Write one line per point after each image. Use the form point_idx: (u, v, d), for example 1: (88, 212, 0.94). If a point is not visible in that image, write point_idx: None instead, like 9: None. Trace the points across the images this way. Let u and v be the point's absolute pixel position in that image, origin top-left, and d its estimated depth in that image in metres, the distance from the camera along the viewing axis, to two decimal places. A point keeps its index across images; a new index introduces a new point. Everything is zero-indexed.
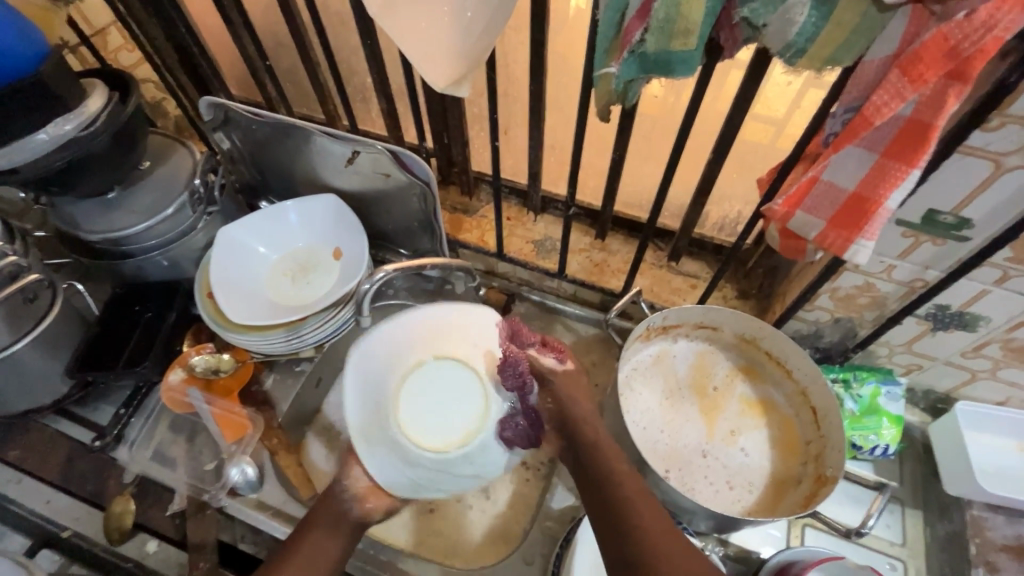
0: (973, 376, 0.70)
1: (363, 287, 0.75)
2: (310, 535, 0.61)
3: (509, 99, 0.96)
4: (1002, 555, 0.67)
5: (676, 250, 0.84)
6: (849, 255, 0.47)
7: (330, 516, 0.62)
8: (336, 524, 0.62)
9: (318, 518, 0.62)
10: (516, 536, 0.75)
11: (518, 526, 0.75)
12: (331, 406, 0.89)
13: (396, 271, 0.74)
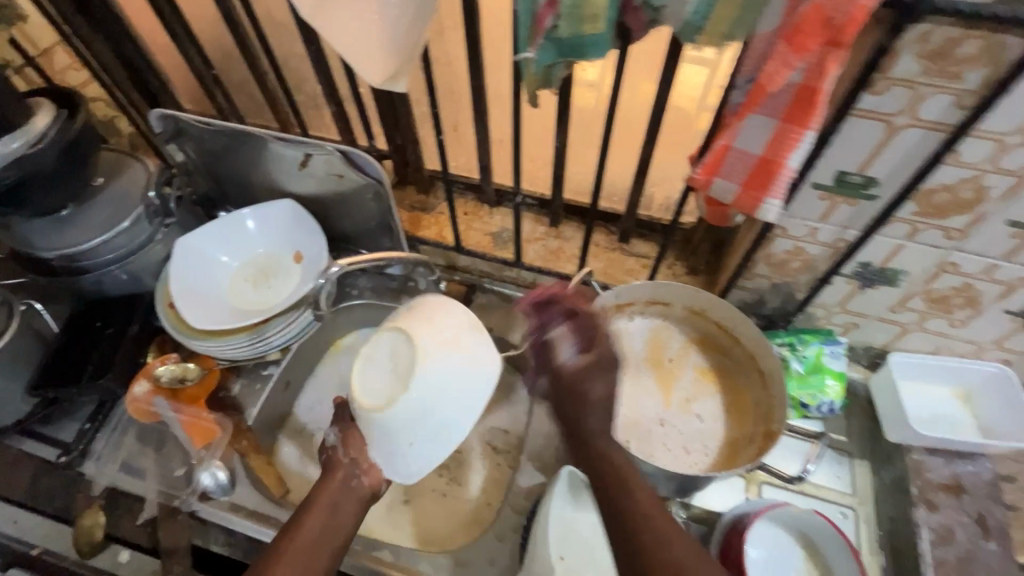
0: (903, 329, 0.74)
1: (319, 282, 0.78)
2: (306, 525, 0.57)
3: (459, 97, 0.99)
4: (942, 494, 0.71)
5: (625, 232, 0.88)
6: (761, 214, 0.51)
7: (325, 494, 0.59)
8: (332, 496, 0.60)
9: (312, 501, 0.59)
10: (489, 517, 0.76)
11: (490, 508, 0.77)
12: (302, 407, 0.91)
13: (349, 265, 0.77)
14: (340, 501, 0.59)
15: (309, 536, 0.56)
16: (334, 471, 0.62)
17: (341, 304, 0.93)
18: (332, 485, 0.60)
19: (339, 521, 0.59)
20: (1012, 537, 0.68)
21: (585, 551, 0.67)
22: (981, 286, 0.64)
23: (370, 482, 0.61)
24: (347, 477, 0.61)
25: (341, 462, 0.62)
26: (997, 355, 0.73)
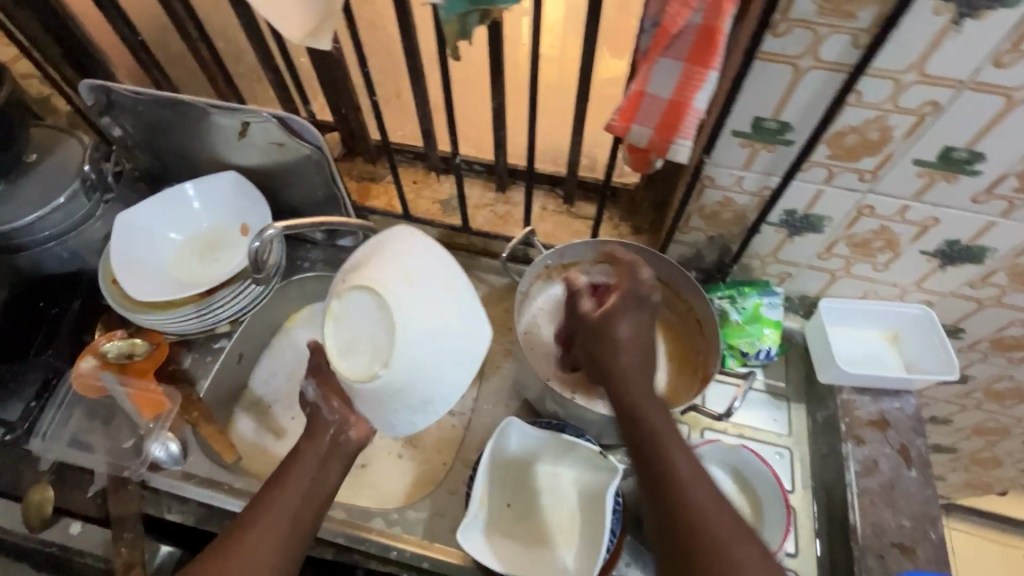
0: (833, 276, 0.78)
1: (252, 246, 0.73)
2: (296, 467, 0.57)
3: None
4: (868, 429, 0.74)
5: (570, 194, 0.89)
6: (674, 155, 0.53)
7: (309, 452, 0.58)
8: (318, 456, 0.58)
9: (296, 458, 0.58)
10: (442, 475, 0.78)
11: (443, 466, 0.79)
12: (257, 380, 0.91)
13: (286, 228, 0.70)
14: (325, 463, 0.58)
15: (293, 496, 0.56)
16: (317, 424, 0.60)
17: (292, 276, 0.93)
18: (316, 444, 0.58)
19: (324, 482, 0.58)
20: (931, 465, 0.72)
21: (527, 492, 0.70)
22: (897, 228, 0.67)
23: (358, 436, 0.60)
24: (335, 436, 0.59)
25: (325, 421, 0.59)
26: (919, 297, 0.77)
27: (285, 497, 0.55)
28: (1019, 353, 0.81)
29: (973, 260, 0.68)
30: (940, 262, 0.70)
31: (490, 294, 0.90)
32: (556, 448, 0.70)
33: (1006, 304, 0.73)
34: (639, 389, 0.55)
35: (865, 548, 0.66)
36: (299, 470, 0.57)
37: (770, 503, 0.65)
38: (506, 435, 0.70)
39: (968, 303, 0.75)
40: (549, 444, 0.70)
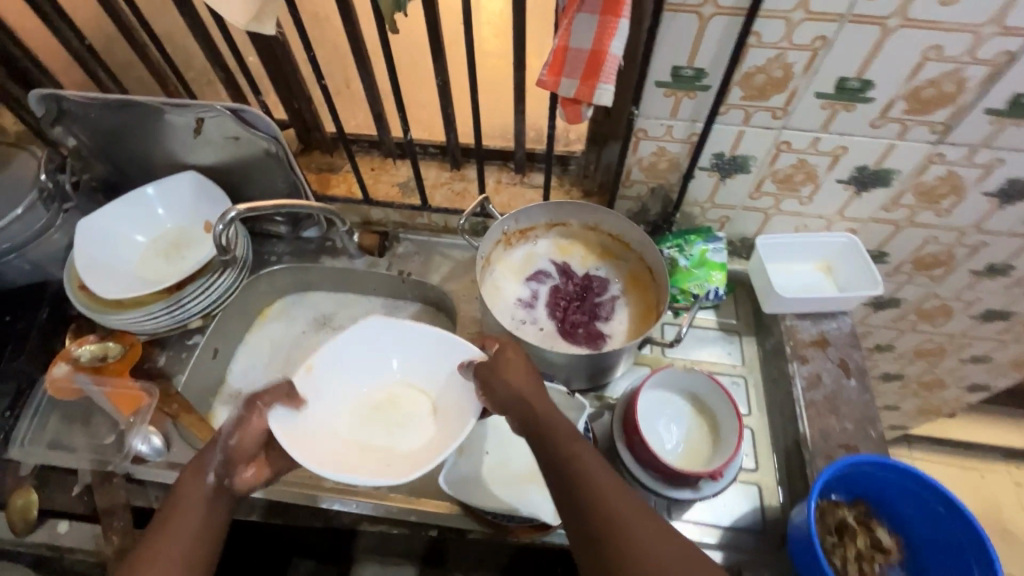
0: (766, 214, 0.85)
1: (217, 230, 0.76)
2: (176, 518, 0.56)
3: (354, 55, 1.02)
4: (810, 349, 0.81)
5: (520, 165, 0.95)
6: (599, 99, 0.57)
7: (192, 489, 0.58)
8: (204, 495, 0.58)
9: (181, 504, 0.57)
10: None
11: None
12: (235, 373, 0.94)
13: (249, 209, 0.74)
14: (213, 499, 0.58)
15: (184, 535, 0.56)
16: (205, 457, 0.60)
17: (260, 270, 0.96)
18: (199, 488, 0.58)
19: (216, 519, 0.58)
20: (869, 374, 0.79)
21: (501, 440, 0.76)
22: (813, 160, 0.74)
23: (252, 475, 0.60)
24: (220, 473, 0.59)
25: (212, 457, 0.59)
26: (844, 226, 0.84)
27: (175, 543, 0.55)
28: (937, 270, 0.89)
29: (883, 184, 0.76)
30: (855, 188, 0.77)
31: (455, 268, 0.96)
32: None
33: (918, 223, 0.81)
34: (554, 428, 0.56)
35: (816, 450, 0.72)
36: (182, 514, 0.56)
37: (726, 421, 0.70)
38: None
39: (886, 226, 0.83)
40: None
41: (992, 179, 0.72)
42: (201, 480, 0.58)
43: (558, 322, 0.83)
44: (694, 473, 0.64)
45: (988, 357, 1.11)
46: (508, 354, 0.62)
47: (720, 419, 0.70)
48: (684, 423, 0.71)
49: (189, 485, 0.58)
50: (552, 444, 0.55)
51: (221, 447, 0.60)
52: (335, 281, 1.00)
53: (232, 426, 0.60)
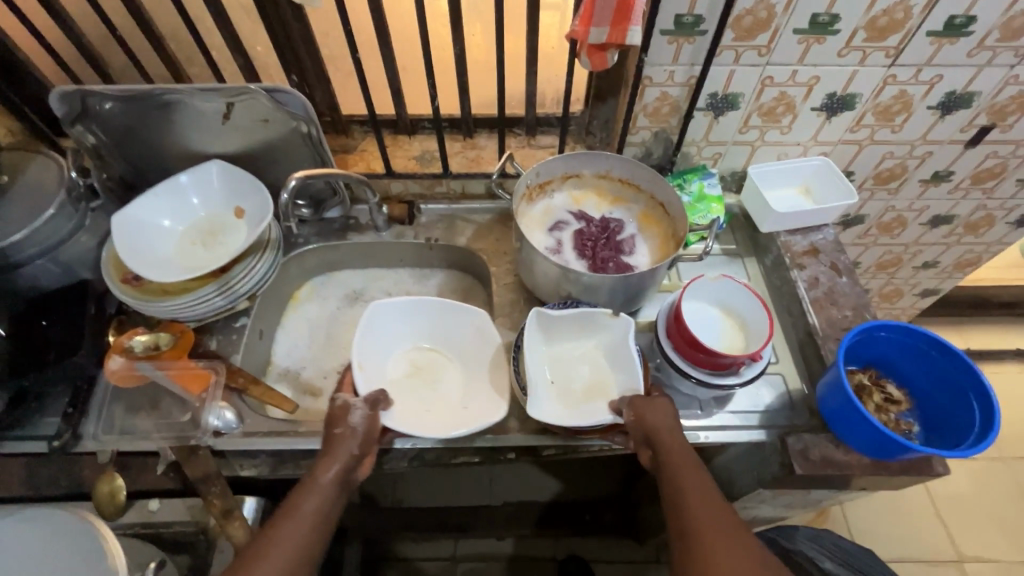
0: (753, 147, 0.97)
1: (282, 198, 0.87)
2: (304, 503, 0.64)
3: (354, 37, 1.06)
4: (806, 257, 0.93)
5: (529, 128, 1.02)
6: (630, 40, 0.67)
7: (328, 472, 0.67)
8: (329, 484, 0.66)
9: (305, 489, 0.65)
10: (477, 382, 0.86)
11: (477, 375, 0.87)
12: (280, 353, 0.97)
13: (305, 177, 0.85)
14: (333, 491, 0.66)
15: (310, 514, 0.63)
16: (337, 442, 0.70)
17: (292, 252, 0.99)
18: (325, 477, 0.66)
19: (330, 510, 0.65)
20: (855, 272, 0.92)
21: (560, 367, 0.83)
22: (792, 92, 0.86)
23: (363, 475, 0.71)
24: (343, 470, 0.68)
25: (345, 451, 0.69)
26: (818, 151, 0.98)
27: (296, 527, 0.61)
28: (894, 184, 1.05)
29: (848, 108, 0.89)
30: (827, 114, 0.90)
31: (479, 230, 1.03)
32: (579, 320, 0.82)
33: (878, 140, 0.95)
34: (672, 453, 0.69)
35: (826, 336, 0.84)
36: (309, 495, 0.64)
37: (750, 316, 0.81)
38: (533, 327, 0.81)
39: (852, 147, 0.97)
40: (573, 318, 0.81)
41: (934, 94, 0.87)
42: (329, 470, 0.67)
43: (588, 260, 0.92)
44: (740, 357, 0.75)
45: (936, 261, 1.30)
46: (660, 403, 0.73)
47: (744, 315, 0.82)
48: (717, 326, 0.82)
49: (321, 472, 0.67)
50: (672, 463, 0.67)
51: (356, 438, 0.70)
52: (362, 255, 1.05)
53: (362, 420, 0.72)
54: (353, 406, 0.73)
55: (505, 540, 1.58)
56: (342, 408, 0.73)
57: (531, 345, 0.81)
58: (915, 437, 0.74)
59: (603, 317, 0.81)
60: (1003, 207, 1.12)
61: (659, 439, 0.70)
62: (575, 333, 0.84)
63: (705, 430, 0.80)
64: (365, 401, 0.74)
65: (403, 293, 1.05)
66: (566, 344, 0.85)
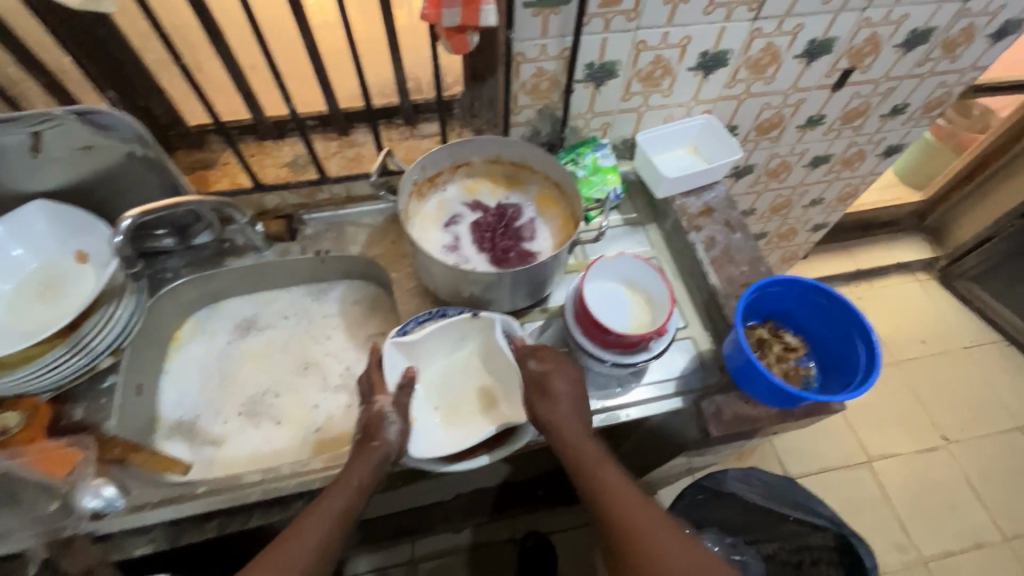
0: (639, 113, 0.96)
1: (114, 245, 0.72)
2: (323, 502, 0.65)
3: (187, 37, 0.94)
4: (702, 218, 0.95)
5: (408, 118, 0.95)
6: (485, 20, 0.61)
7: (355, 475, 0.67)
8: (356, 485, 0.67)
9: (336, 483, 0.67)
10: (466, 398, 0.81)
11: (460, 396, 0.81)
12: (168, 405, 0.87)
13: (143, 215, 0.72)
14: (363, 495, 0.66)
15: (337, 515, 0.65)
16: (371, 446, 0.69)
17: (160, 290, 0.88)
18: (354, 475, 0.67)
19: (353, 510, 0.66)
20: (748, 226, 0.95)
21: (442, 389, 0.82)
22: (667, 54, 0.85)
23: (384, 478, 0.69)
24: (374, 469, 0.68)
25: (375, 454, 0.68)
26: (700, 109, 0.98)
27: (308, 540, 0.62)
28: (774, 132, 1.08)
29: (722, 65, 0.89)
30: (703, 73, 0.90)
31: (373, 234, 0.96)
32: (444, 333, 0.80)
33: (754, 93, 0.97)
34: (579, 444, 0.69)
35: (727, 294, 0.86)
36: (335, 496, 0.66)
37: (648, 279, 0.82)
38: (400, 358, 0.79)
39: (731, 102, 0.98)
40: (435, 334, 0.79)
41: (798, 43, 0.89)
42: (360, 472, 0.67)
43: (488, 253, 0.88)
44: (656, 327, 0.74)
45: (821, 198, 1.38)
46: (552, 390, 0.71)
47: (641, 282, 0.82)
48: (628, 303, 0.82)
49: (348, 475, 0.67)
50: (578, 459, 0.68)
51: (390, 451, 0.69)
52: (246, 280, 0.95)
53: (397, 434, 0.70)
54: (387, 419, 0.71)
55: (462, 532, 1.57)
56: (377, 418, 0.71)
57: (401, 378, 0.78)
58: (813, 379, 0.78)
59: (464, 323, 0.80)
60: (872, 141, 1.19)
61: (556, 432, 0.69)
62: (443, 347, 0.83)
63: (625, 408, 0.80)
64: (396, 412, 0.72)
65: (301, 314, 0.97)
66: (440, 359, 0.83)
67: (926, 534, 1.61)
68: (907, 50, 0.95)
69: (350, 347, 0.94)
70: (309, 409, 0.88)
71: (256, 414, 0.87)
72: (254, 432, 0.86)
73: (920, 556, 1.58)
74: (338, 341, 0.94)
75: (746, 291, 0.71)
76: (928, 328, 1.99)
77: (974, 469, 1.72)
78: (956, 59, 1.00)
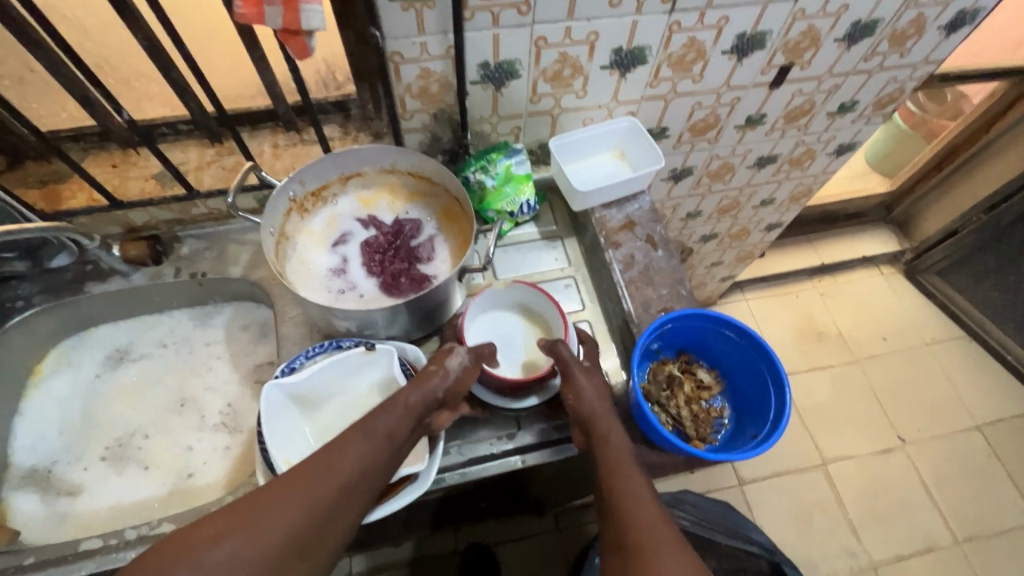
0: (553, 116, 0.86)
1: None
2: (340, 453, 0.55)
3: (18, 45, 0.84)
4: (622, 234, 0.86)
5: (292, 122, 0.84)
6: (309, 24, 0.52)
7: (350, 457, 0.55)
8: (378, 440, 0.57)
9: (347, 438, 0.57)
10: None
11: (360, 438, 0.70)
12: (21, 450, 0.78)
13: None
14: (387, 449, 0.58)
15: (321, 498, 0.53)
16: (428, 382, 0.63)
17: (6, 323, 0.77)
18: (377, 427, 0.58)
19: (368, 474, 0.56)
20: (672, 242, 0.86)
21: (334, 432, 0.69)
22: (573, 52, 0.75)
23: (392, 432, 0.58)
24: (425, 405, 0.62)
25: (434, 384, 0.63)
26: (623, 111, 0.88)
27: (312, 493, 0.52)
28: (711, 133, 0.99)
29: (640, 62, 0.79)
30: (620, 72, 0.80)
31: (257, 253, 0.86)
32: (337, 369, 0.68)
33: (682, 93, 0.87)
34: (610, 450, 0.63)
35: (641, 322, 0.78)
36: (354, 447, 0.56)
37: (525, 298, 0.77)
38: (282, 402, 0.66)
39: (658, 103, 0.88)
40: (326, 370, 0.67)
41: (724, 37, 0.78)
42: (378, 427, 0.58)
43: (378, 278, 0.79)
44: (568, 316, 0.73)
45: (772, 198, 1.29)
46: (584, 390, 0.66)
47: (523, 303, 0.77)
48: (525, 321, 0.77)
49: (343, 449, 0.55)
50: (608, 462, 0.62)
51: (445, 381, 0.64)
52: (114, 306, 0.85)
53: (459, 369, 0.65)
54: (453, 351, 0.67)
55: (403, 545, 1.52)
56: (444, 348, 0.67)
57: (281, 424, 0.65)
58: (725, 422, 0.72)
59: (360, 357, 0.69)
60: (821, 140, 1.10)
61: (592, 429, 0.64)
62: (337, 384, 0.70)
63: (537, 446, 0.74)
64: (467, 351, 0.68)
65: (181, 342, 0.87)
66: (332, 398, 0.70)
67: (877, 538, 1.58)
68: (851, 44, 0.86)
69: (233, 380, 0.85)
70: (181, 452, 0.79)
71: (121, 459, 0.79)
72: (117, 479, 0.77)
73: (870, 561, 1.55)
74: (219, 372, 0.85)
75: (643, 331, 0.63)
76: (891, 324, 1.94)
77: (929, 471, 1.69)
78: (906, 53, 0.91)
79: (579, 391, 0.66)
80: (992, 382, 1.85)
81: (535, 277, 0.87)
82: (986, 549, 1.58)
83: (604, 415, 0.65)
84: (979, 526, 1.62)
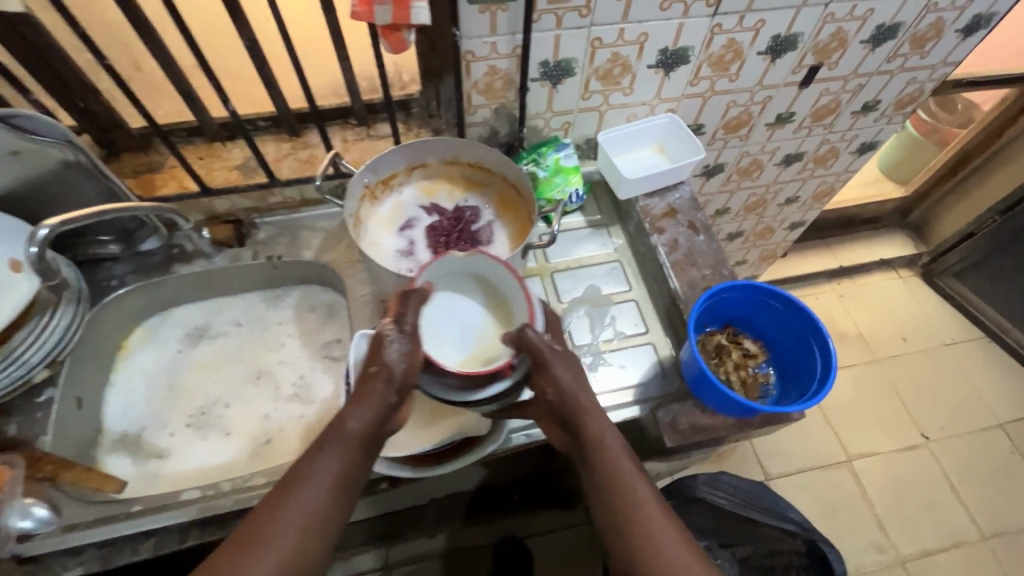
0: (601, 112, 0.93)
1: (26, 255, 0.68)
2: (291, 500, 0.56)
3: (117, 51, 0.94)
4: (665, 220, 0.92)
5: (362, 118, 0.92)
6: (415, 19, 0.59)
7: (301, 503, 0.56)
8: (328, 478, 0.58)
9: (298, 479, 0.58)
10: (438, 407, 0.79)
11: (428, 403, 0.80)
12: (112, 418, 0.84)
13: (61, 223, 0.68)
14: (338, 483, 0.58)
15: (294, 545, 0.55)
16: (371, 390, 0.62)
17: (104, 299, 0.84)
18: (322, 461, 0.58)
19: (328, 509, 0.57)
20: (712, 228, 0.92)
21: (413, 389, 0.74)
22: (625, 51, 0.82)
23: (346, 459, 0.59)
24: (375, 424, 0.62)
25: (376, 396, 0.62)
26: (664, 108, 0.96)
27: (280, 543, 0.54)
28: (743, 130, 1.06)
29: (683, 62, 0.87)
30: (664, 70, 0.87)
31: (327, 237, 0.93)
32: None
33: (718, 91, 0.95)
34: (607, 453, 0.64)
35: (687, 299, 0.84)
36: (306, 492, 0.57)
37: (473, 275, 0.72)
38: None
39: (696, 100, 0.96)
40: None
41: (760, 39, 0.86)
42: (325, 465, 0.58)
43: None
44: (490, 257, 0.70)
45: (797, 196, 1.36)
46: (570, 392, 0.66)
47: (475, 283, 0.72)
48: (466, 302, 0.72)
49: (291, 497, 0.56)
50: (604, 467, 0.64)
51: (391, 385, 0.62)
52: (196, 286, 0.92)
53: (399, 358, 0.63)
54: (387, 339, 0.64)
55: (438, 536, 1.55)
56: (379, 339, 0.64)
57: None
58: (771, 387, 0.77)
59: None
60: (844, 139, 1.17)
61: (585, 431, 0.66)
62: None
63: None
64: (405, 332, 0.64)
65: (255, 321, 0.94)
66: None
67: (904, 533, 1.60)
68: (875, 46, 0.93)
69: (304, 355, 0.91)
70: (260, 420, 0.85)
71: (204, 425, 0.85)
72: (201, 444, 0.83)
73: (899, 556, 1.56)
74: (291, 348, 0.91)
75: (702, 298, 0.69)
76: (909, 326, 1.98)
77: (954, 468, 1.71)
78: (926, 55, 0.98)
79: (559, 387, 0.66)
80: (1012, 382, 1.88)
81: (585, 260, 0.93)
82: (1015, 546, 1.60)
83: (594, 414, 0.66)
84: (1005, 522, 1.63)
